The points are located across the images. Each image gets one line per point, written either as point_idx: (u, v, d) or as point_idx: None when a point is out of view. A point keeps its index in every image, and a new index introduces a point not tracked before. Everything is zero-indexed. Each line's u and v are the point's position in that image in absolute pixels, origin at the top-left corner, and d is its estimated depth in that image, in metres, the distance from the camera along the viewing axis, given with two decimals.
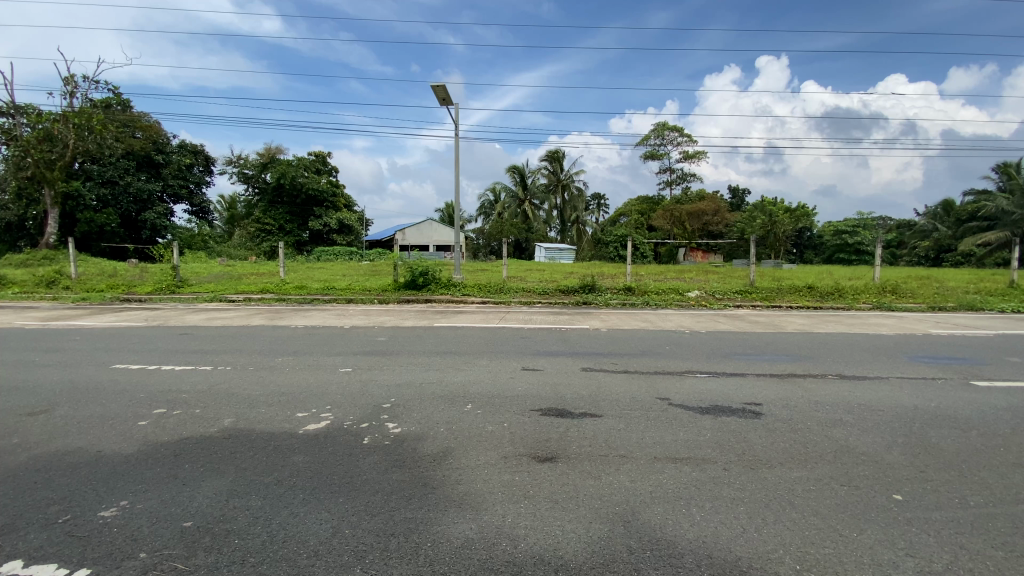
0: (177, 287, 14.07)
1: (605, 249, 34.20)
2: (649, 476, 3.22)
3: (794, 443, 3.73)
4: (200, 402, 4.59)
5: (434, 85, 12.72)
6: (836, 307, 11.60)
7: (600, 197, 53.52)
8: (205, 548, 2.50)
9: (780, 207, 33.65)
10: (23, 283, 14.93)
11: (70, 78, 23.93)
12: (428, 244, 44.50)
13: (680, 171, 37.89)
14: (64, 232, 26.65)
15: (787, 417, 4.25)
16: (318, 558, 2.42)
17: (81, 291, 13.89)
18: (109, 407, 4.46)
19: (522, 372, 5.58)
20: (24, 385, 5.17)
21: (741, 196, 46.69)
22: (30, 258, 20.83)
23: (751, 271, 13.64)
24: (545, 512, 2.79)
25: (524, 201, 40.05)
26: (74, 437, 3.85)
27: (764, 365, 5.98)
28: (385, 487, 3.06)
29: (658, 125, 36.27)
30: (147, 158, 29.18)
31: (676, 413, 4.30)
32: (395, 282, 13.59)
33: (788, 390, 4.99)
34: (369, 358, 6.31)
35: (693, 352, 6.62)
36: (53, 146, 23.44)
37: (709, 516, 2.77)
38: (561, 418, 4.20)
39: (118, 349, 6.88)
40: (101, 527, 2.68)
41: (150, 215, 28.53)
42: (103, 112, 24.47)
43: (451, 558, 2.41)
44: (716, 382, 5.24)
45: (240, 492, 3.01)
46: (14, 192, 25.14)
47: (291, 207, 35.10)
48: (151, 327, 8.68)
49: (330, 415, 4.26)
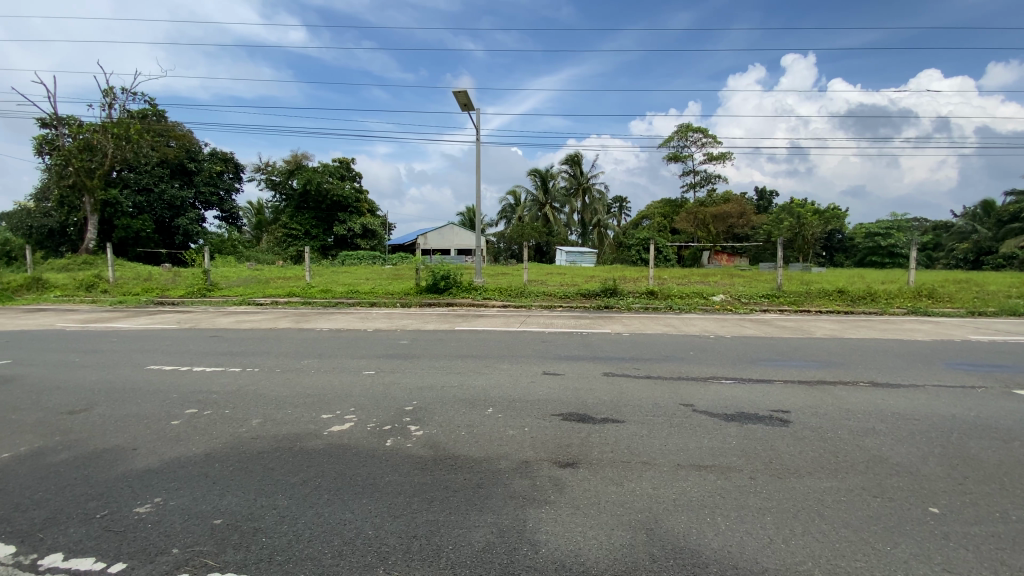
0: (208, 290, 14.45)
1: (627, 253, 33.89)
2: (673, 483, 3.18)
3: (824, 452, 3.62)
4: (230, 403, 4.73)
5: (456, 90, 12.89)
6: (867, 311, 11.25)
7: (622, 200, 53.57)
8: (234, 545, 2.56)
9: (809, 208, 32.71)
10: (64, 286, 15.60)
11: (110, 91, 25.24)
12: (449, 248, 44.88)
13: (704, 172, 37.53)
14: (103, 237, 27.92)
15: (817, 425, 4.15)
16: (342, 558, 2.46)
17: (118, 295, 14.41)
18: (145, 407, 4.63)
19: (543, 376, 5.57)
20: (65, 385, 5.42)
21: (769, 197, 45.69)
22: (72, 263, 21.86)
23: (778, 275, 13.31)
24: (567, 517, 2.78)
25: (545, 205, 40.26)
26: (112, 435, 4.00)
27: (791, 371, 5.86)
28: (407, 489, 3.09)
29: (682, 127, 35.94)
30: (181, 166, 29.98)
31: (700, 420, 4.23)
32: (417, 287, 13.69)
33: (818, 398, 4.85)
34: (391, 360, 6.41)
35: (718, 357, 6.53)
36: (93, 155, 24.90)
37: (734, 526, 2.71)
38: (582, 423, 4.17)
39: (153, 351, 7.13)
40: (137, 522, 2.78)
41: (183, 221, 29.33)
42: (139, 122, 26.20)
43: (472, 561, 2.42)
44: (743, 388, 5.14)
45: (268, 492, 3.08)
46: (57, 200, 26.63)
47: (316, 212, 35.71)
48: (182, 330, 8.94)
49: (353, 417, 4.33)
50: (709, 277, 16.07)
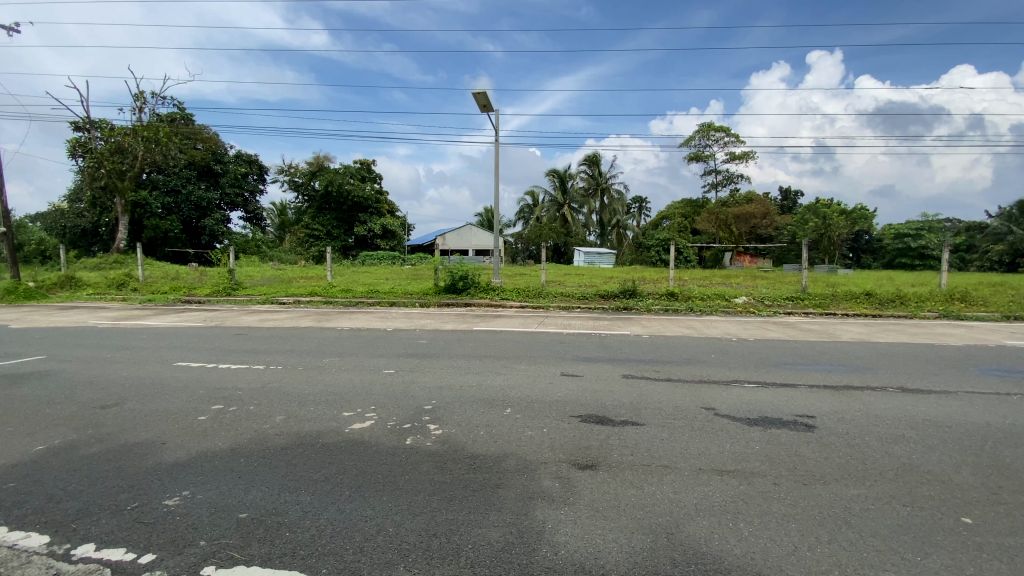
0: (233, 289, 14.80)
1: (647, 253, 33.57)
2: (694, 487, 3.13)
3: (851, 459, 3.53)
4: (254, 399, 4.83)
5: (475, 92, 12.96)
6: (896, 315, 10.93)
7: (642, 201, 53.17)
8: (259, 539, 2.61)
9: (835, 209, 31.94)
10: (97, 285, 16.15)
11: (140, 95, 26.08)
12: (467, 249, 45.11)
13: (726, 172, 36.96)
14: (133, 238, 28.83)
15: (844, 431, 4.04)
16: (363, 554, 2.48)
17: (147, 293, 14.86)
18: (173, 403, 4.76)
19: (561, 377, 5.56)
20: (97, 380, 5.61)
21: (793, 197, 44.77)
22: (104, 262, 22.63)
23: (803, 277, 13.03)
24: (586, 520, 2.76)
25: (563, 205, 40.13)
26: (142, 429, 4.13)
27: (816, 375, 5.72)
28: (427, 487, 3.11)
29: (704, 126, 35.40)
30: (207, 168, 30.65)
31: (722, 424, 4.17)
32: (436, 287, 13.78)
33: (844, 402, 4.74)
34: (410, 359, 6.46)
35: (740, 360, 6.42)
36: (124, 158, 25.84)
37: (758, 532, 2.66)
38: (601, 425, 4.15)
39: (181, 347, 7.32)
40: (166, 514, 2.86)
41: (209, 222, 30.04)
42: (168, 126, 27.02)
43: (491, 560, 2.43)
44: (766, 392, 5.04)
45: (292, 487, 3.14)
46: (90, 201, 27.66)
47: (337, 213, 36.25)
48: (207, 328, 9.17)
49: (374, 415, 4.38)
50: (731, 279, 15.82)
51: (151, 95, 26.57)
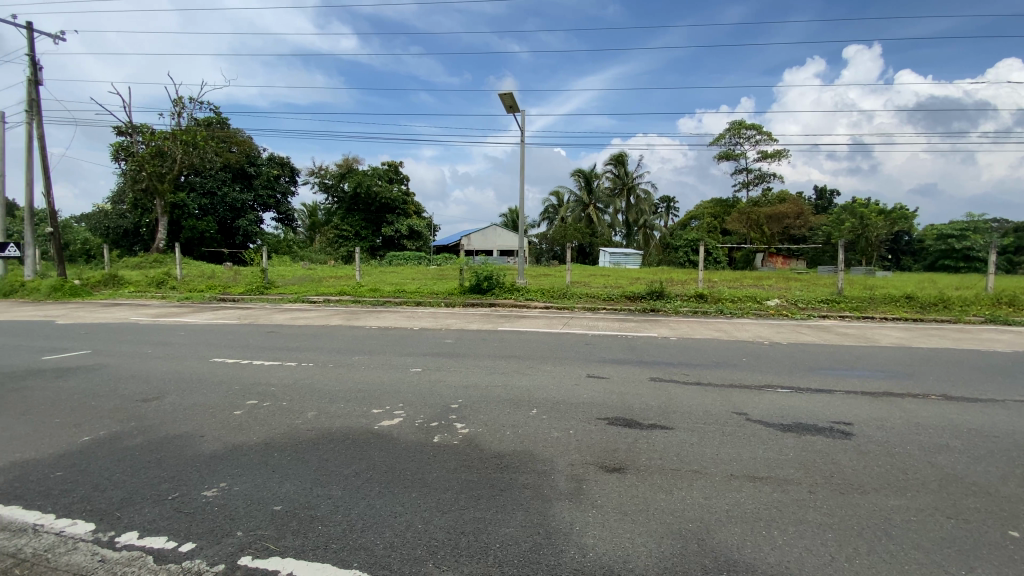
0: (265, 288, 15.24)
1: (675, 254, 33.06)
2: (726, 493, 3.07)
3: (891, 469, 3.40)
4: (287, 395, 4.96)
5: (502, 93, 13.00)
6: (938, 319, 10.47)
7: (669, 200, 52.46)
8: (293, 532, 2.68)
9: (873, 208, 30.81)
10: (138, 283, 16.86)
11: (179, 101, 27.10)
12: (492, 249, 45.29)
13: (758, 170, 36.14)
14: (172, 238, 30.06)
15: (884, 439, 3.89)
16: (393, 549, 2.52)
17: (185, 291, 15.44)
18: (210, 397, 4.93)
19: (587, 379, 5.52)
20: (140, 374, 5.85)
21: (828, 196, 43.42)
22: (144, 261, 23.64)
23: (839, 279, 12.61)
24: (614, 523, 2.74)
25: (589, 205, 39.86)
26: (181, 422, 4.28)
27: (853, 381, 5.53)
28: (455, 485, 3.14)
29: (734, 124, 34.64)
30: (241, 170, 31.60)
31: (754, 430, 4.07)
32: (461, 287, 13.87)
33: (883, 409, 4.56)
34: (436, 359, 6.53)
35: (773, 365, 6.25)
36: (163, 161, 26.85)
37: (792, 541, 2.59)
38: (629, 428, 4.10)
39: (216, 344, 7.57)
40: (204, 505, 2.97)
41: (243, 223, 30.93)
42: (205, 130, 28.10)
43: (519, 561, 2.43)
44: (800, 397, 4.89)
45: (323, 482, 3.20)
46: (131, 203, 28.93)
47: (365, 214, 36.90)
48: (241, 326, 9.46)
49: (402, 413, 4.44)
50: (762, 280, 15.45)
51: (189, 100, 27.55)
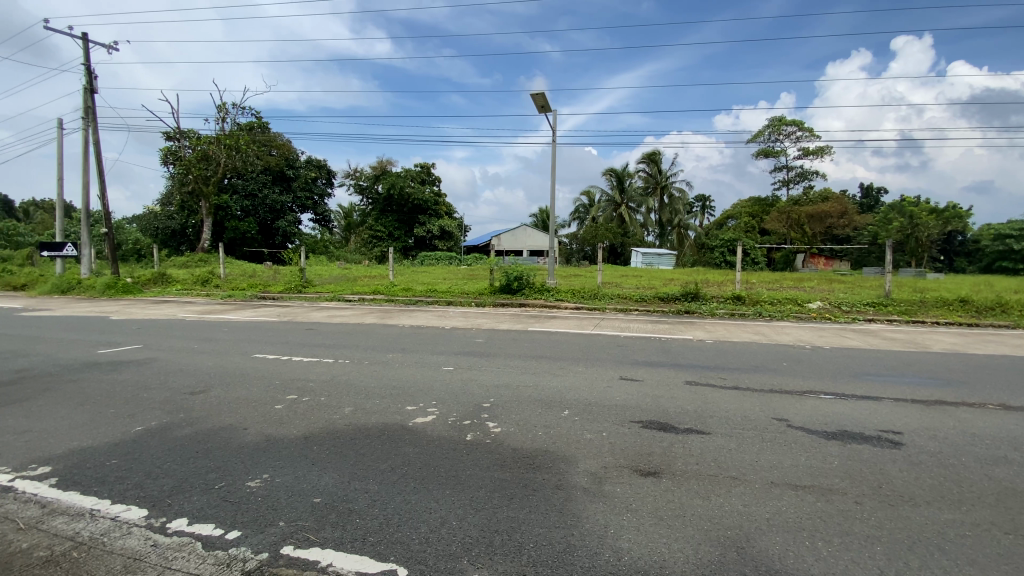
0: (304, 286, 15.71)
1: (711, 255, 32.27)
2: (766, 501, 2.98)
3: (945, 481, 3.22)
4: (325, 391, 5.10)
5: (534, 93, 13.01)
6: (996, 324, 9.87)
7: (705, 199, 51.27)
8: (332, 524, 2.75)
9: (924, 207, 29.25)
10: (185, 281, 17.67)
11: (223, 106, 28.25)
12: (522, 249, 45.35)
13: (799, 168, 34.90)
14: (216, 238, 31.49)
15: (937, 449, 3.69)
16: (428, 544, 2.56)
17: (228, 289, 16.10)
18: (253, 391, 5.12)
19: (620, 381, 5.46)
20: (188, 368, 6.14)
21: (875, 195, 41.53)
22: (191, 260, 24.76)
23: (887, 281, 12.03)
24: (649, 527, 2.70)
25: (620, 205, 39.41)
26: (226, 415, 4.47)
27: (902, 388, 5.27)
28: (488, 484, 3.16)
29: (774, 120, 33.57)
30: (281, 173, 32.50)
31: (796, 437, 3.93)
32: (492, 287, 13.94)
33: (935, 419, 4.33)
34: (468, 358, 6.59)
35: (814, 370, 6.03)
36: (208, 164, 28.15)
37: (838, 553, 2.49)
38: (663, 432, 4.04)
39: (258, 340, 7.86)
40: (249, 494, 3.09)
41: (282, 224, 32.01)
42: (247, 134, 29.36)
43: (553, 561, 2.42)
44: (845, 404, 4.70)
45: (360, 476, 3.28)
46: (179, 204, 30.35)
47: (398, 215, 37.56)
48: (281, 323, 9.79)
49: (435, 411, 4.50)
50: (804, 282, 14.90)
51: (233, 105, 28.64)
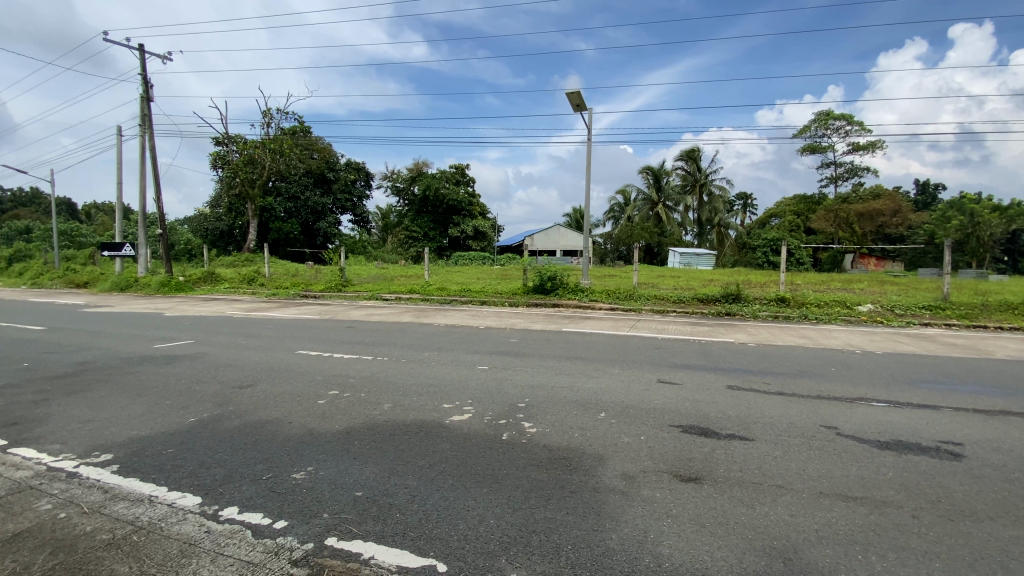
0: (343, 286, 16.15)
1: (752, 255, 31.23)
2: (815, 512, 2.86)
3: (1012, 497, 3.01)
4: (364, 387, 5.23)
5: (570, 92, 12.93)
6: None
7: (746, 197, 49.66)
8: (373, 517, 2.82)
9: (987, 203, 27.38)
10: (233, 280, 18.48)
11: (268, 112, 29.43)
12: (556, 249, 45.15)
13: (849, 163, 33.31)
14: (261, 239, 32.77)
15: (1002, 463, 3.45)
16: (467, 542, 2.59)
17: (272, 288, 16.73)
18: (296, 386, 5.31)
19: (658, 384, 5.36)
20: (236, 363, 6.42)
21: (932, 191, 39.18)
22: (238, 260, 25.89)
23: (946, 283, 11.32)
24: (690, 534, 2.64)
25: (657, 204, 38.66)
26: (272, 409, 4.64)
27: (963, 396, 4.95)
28: (525, 483, 3.17)
29: (822, 114, 32.19)
30: (321, 175, 33.54)
31: (846, 445, 3.76)
32: (526, 287, 13.95)
33: (1001, 430, 4.05)
34: (503, 357, 6.61)
35: (865, 376, 5.75)
36: (254, 168, 29.49)
37: (892, 569, 2.37)
38: (704, 437, 3.94)
39: (301, 337, 8.14)
40: (294, 486, 3.20)
41: (324, 225, 33.19)
42: (290, 138, 30.46)
43: (592, 564, 2.40)
44: (900, 413, 4.45)
45: (399, 472, 3.35)
46: (227, 207, 31.75)
47: (433, 215, 38.10)
48: (322, 321, 10.10)
49: (471, 409, 4.53)
50: (853, 283, 14.22)
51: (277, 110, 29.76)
